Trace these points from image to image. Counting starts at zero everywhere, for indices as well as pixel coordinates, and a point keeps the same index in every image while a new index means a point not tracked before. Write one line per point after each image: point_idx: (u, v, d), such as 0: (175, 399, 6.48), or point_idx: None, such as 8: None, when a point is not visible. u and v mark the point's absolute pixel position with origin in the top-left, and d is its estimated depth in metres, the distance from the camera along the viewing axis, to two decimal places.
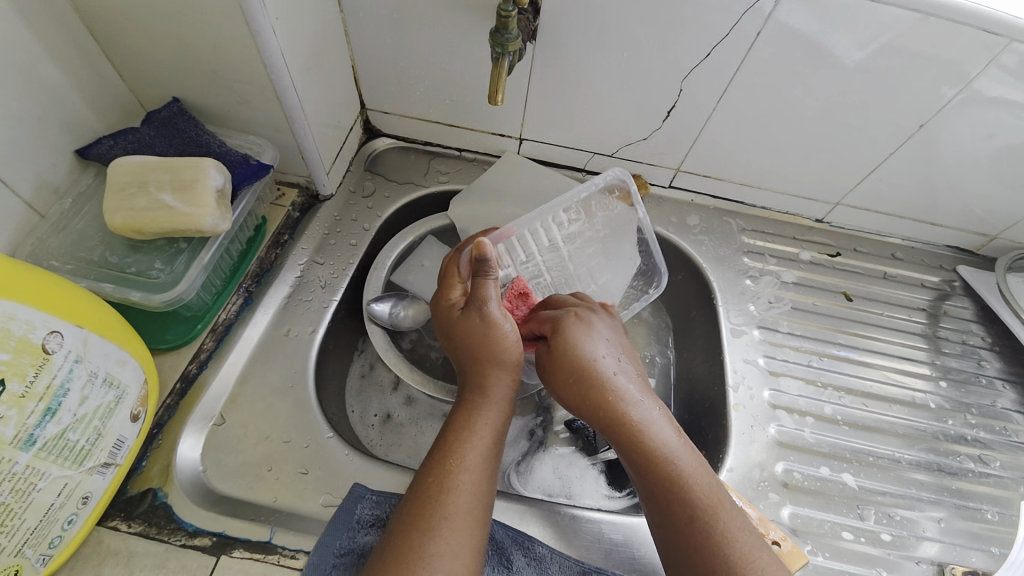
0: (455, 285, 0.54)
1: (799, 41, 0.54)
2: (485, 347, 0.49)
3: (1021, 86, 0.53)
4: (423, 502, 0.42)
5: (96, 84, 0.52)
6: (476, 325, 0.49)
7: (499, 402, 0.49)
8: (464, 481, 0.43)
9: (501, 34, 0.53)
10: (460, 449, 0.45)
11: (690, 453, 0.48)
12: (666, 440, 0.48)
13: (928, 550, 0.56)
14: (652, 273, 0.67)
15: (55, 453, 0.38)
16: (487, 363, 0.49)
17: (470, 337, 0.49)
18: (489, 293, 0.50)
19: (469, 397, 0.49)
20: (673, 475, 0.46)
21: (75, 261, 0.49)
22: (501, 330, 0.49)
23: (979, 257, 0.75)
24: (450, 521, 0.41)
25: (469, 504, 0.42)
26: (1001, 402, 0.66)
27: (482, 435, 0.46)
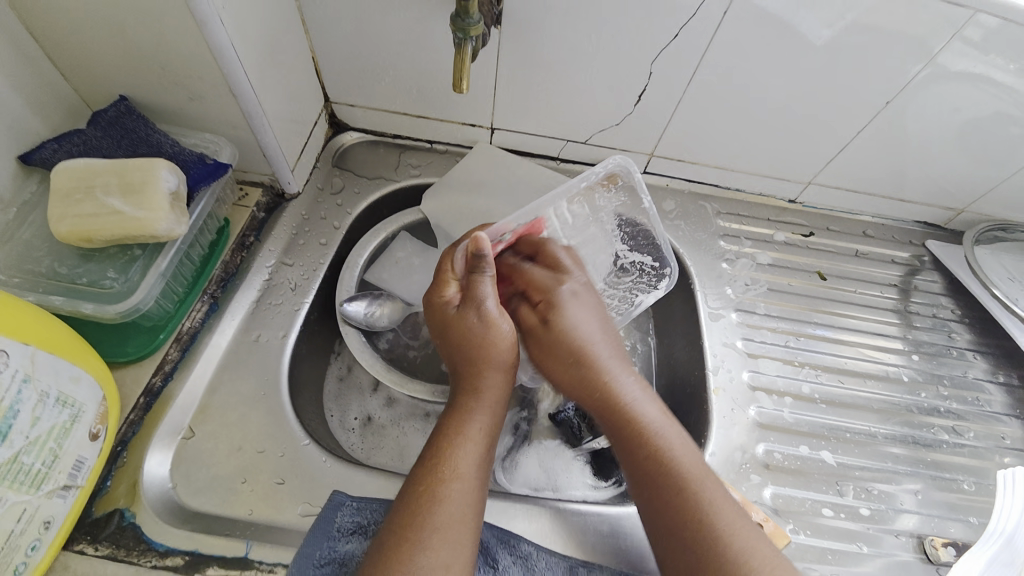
0: (449, 281, 0.52)
1: (768, 20, 0.53)
2: (478, 347, 0.49)
3: (987, 59, 0.54)
4: (411, 510, 0.41)
5: (35, 84, 0.48)
6: (470, 326, 0.49)
7: (492, 405, 0.48)
8: (457, 489, 0.42)
9: (462, 19, 0.51)
10: (453, 454, 0.44)
11: (683, 446, 0.47)
12: (657, 435, 0.47)
13: (906, 522, 0.57)
14: (659, 265, 0.63)
15: (10, 478, 0.35)
16: (482, 364, 0.49)
17: (468, 337, 0.49)
18: (486, 290, 0.50)
19: (463, 398, 0.48)
20: (669, 470, 0.46)
21: (21, 274, 0.46)
22: (497, 330, 0.49)
23: (946, 231, 0.77)
24: (440, 530, 0.40)
25: (462, 513, 0.41)
26: (972, 373, 0.68)
27: (476, 438, 0.45)
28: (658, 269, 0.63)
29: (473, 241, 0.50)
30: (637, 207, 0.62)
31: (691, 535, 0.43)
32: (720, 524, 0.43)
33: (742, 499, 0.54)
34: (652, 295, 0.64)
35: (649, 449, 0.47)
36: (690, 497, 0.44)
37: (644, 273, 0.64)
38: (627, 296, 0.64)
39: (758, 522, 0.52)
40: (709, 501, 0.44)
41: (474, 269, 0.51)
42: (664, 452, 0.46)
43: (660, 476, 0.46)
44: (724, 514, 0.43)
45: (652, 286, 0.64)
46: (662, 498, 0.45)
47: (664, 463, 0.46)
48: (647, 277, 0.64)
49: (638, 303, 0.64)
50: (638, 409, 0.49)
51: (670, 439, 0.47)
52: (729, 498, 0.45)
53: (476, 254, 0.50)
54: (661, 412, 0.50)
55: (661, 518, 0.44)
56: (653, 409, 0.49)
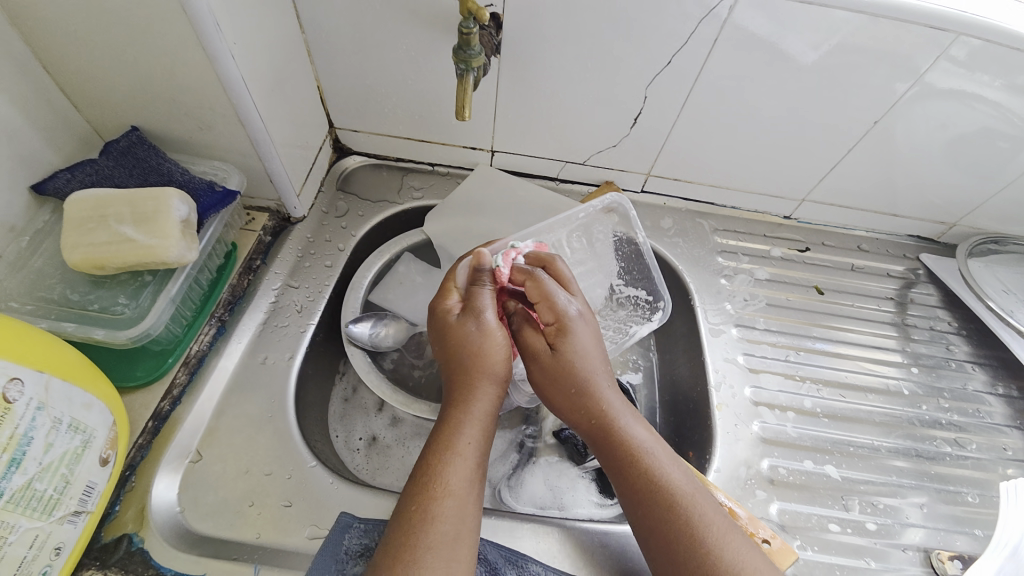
0: (452, 291, 0.53)
1: (757, 46, 0.55)
2: (471, 357, 0.48)
3: (970, 78, 0.56)
4: (406, 530, 0.41)
5: (51, 116, 0.50)
6: (467, 333, 0.49)
7: (483, 418, 0.47)
8: (450, 507, 0.42)
9: (464, 51, 0.53)
10: (444, 473, 0.43)
11: (675, 469, 0.47)
12: (651, 460, 0.47)
13: (913, 536, 0.57)
14: (653, 299, 0.65)
15: (24, 504, 0.36)
16: (473, 377, 0.48)
17: (464, 349, 0.49)
18: (487, 301, 0.51)
19: (452, 411, 0.47)
20: (664, 494, 0.45)
21: (34, 300, 0.47)
22: (493, 342, 0.49)
23: (940, 244, 0.78)
24: (434, 551, 0.40)
25: (454, 531, 0.41)
26: (972, 385, 0.69)
27: (467, 452, 0.45)
28: (650, 303, 0.65)
29: (478, 256, 0.53)
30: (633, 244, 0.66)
31: (689, 561, 0.42)
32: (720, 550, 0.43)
33: (748, 516, 0.53)
34: (646, 326, 0.64)
35: (644, 475, 0.46)
36: (688, 521, 0.44)
37: (638, 306, 0.65)
38: (622, 327, 0.64)
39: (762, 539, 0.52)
40: (706, 526, 0.44)
41: (475, 282, 0.52)
42: (660, 477, 0.46)
43: (655, 501, 0.45)
44: (722, 536, 0.43)
45: (648, 318, 0.65)
46: (659, 526, 0.44)
47: (659, 489, 0.45)
48: (641, 309, 0.65)
49: (633, 335, 0.64)
50: (631, 435, 0.48)
51: (665, 464, 0.47)
52: (725, 516, 0.45)
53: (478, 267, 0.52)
54: (652, 435, 0.49)
55: (659, 544, 0.44)
56: (644, 434, 0.49)
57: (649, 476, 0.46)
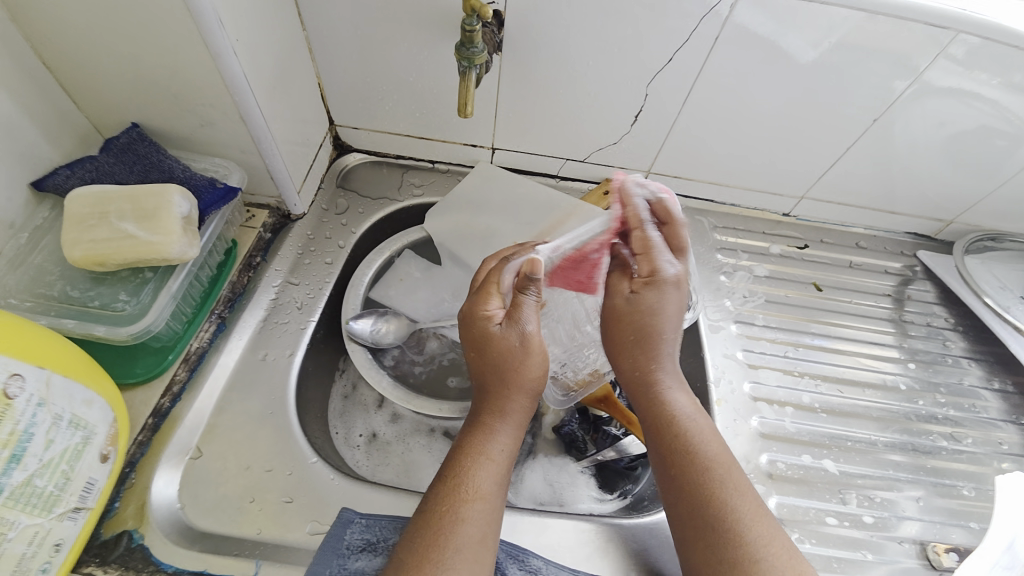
0: (493, 296, 0.52)
1: (757, 43, 0.55)
2: (511, 366, 0.48)
3: (968, 75, 0.56)
4: (431, 530, 0.41)
5: (51, 113, 0.50)
6: (509, 342, 0.48)
7: (514, 426, 0.48)
8: (477, 510, 0.42)
9: (467, 48, 0.53)
10: (472, 476, 0.44)
11: (716, 443, 0.46)
12: (692, 430, 0.47)
13: (909, 529, 0.58)
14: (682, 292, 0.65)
15: (24, 501, 0.36)
16: (508, 385, 0.48)
17: (499, 354, 0.49)
18: (530, 312, 0.50)
19: (486, 417, 0.48)
20: (704, 467, 0.44)
21: (33, 297, 0.47)
22: (532, 353, 0.49)
23: (937, 241, 0.79)
24: (461, 551, 0.40)
25: (481, 534, 0.41)
26: (968, 380, 0.69)
27: (498, 456, 0.46)
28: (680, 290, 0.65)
29: (529, 263, 0.50)
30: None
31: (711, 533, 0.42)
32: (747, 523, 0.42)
33: None
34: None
35: (677, 440, 0.46)
36: (718, 493, 0.43)
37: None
38: None
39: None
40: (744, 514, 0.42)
41: (521, 289, 0.50)
42: (700, 449, 0.46)
43: (686, 465, 0.45)
44: (752, 517, 0.42)
45: (679, 310, 0.65)
46: (691, 495, 0.44)
47: (694, 454, 0.45)
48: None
49: None
50: (673, 402, 0.48)
51: (706, 436, 0.46)
52: (759, 499, 0.43)
53: (529, 275, 0.50)
54: (695, 408, 0.49)
55: (687, 509, 0.43)
56: (687, 407, 0.49)
57: (688, 441, 0.46)
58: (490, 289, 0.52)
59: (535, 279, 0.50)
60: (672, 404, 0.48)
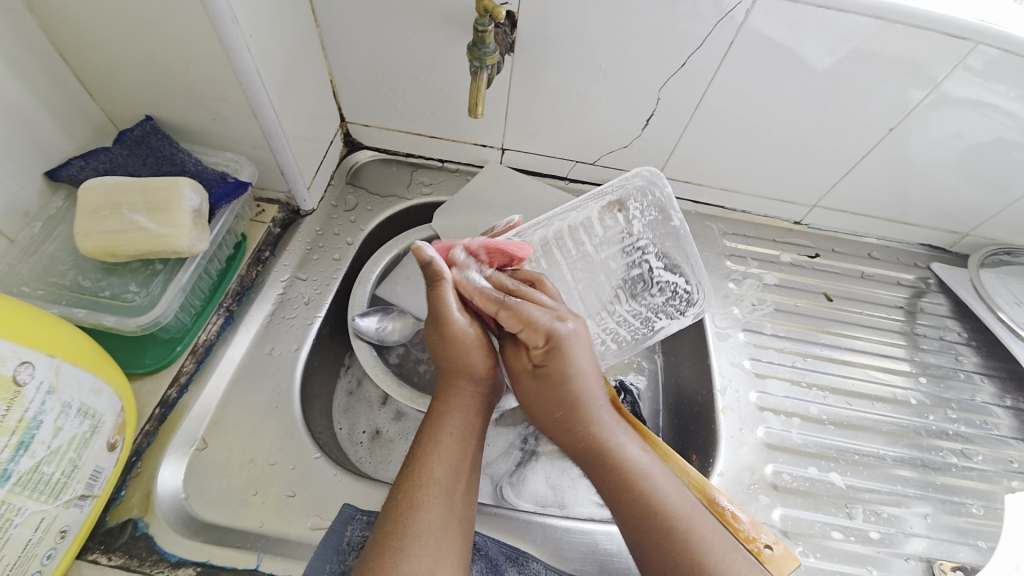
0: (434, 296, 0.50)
1: (772, 49, 0.55)
2: (452, 359, 0.49)
3: (987, 86, 0.55)
4: (393, 520, 0.41)
5: (67, 104, 0.50)
6: (440, 335, 0.49)
7: (465, 413, 0.48)
8: (433, 496, 0.42)
9: (479, 49, 0.53)
10: (428, 464, 0.44)
11: (672, 482, 0.47)
12: (648, 477, 0.46)
13: (916, 546, 0.57)
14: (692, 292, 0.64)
15: (31, 487, 0.36)
16: (458, 376, 0.49)
17: (447, 347, 0.49)
18: (466, 316, 0.49)
19: (439, 407, 0.48)
20: (659, 514, 0.45)
21: (45, 285, 0.47)
22: (472, 343, 0.49)
23: (951, 253, 0.78)
24: (419, 539, 0.40)
25: (441, 520, 0.42)
26: (980, 396, 0.68)
27: (453, 444, 0.46)
28: (686, 288, 0.64)
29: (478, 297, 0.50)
30: (667, 225, 0.63)
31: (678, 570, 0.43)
32: (714, 564, 0.43)
33: (751, 520, 0.50)
34: (675, 322, 0.65)
35: (638, 487, 0.46)
36: (684, 532, 0.44)
37: (674, 295, 0.65)
38: (651, 319, 0.65)
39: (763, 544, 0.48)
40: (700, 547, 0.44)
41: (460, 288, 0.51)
42: (654, 495, 0.45)
43: (648, 513, 0.45)
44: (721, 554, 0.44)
45: (681, 314, 0.65)
46: (648, 536, 0.45)
47: (656, 495, 0.45)
48: (677, 301, 0.65)
49: (659, 330, 0.65)
50: (626, 449, 0.48)
51: (663, 480, 0.47)
52: (722, 538, 0.45)
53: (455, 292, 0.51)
54: (648, 455, 0.48)
55: (654, 555, 0.44)
56: (639, 451, 0.48)
57: (643, 493, 0.46)
58: (483, 308, 0.50)
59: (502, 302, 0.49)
60: (624, 453, 0.47)
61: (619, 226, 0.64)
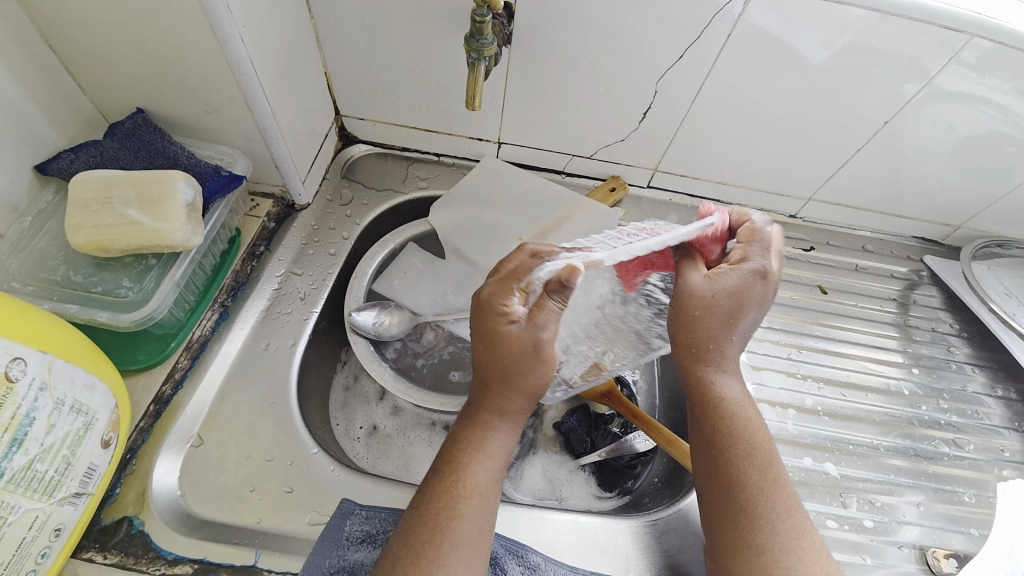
0: (514, 291, 0.47)
1: (767, 42, 0.55)
2: (520, 374, 0.45)
3: (980, 80, 0.55)
4: (429, 526, 0.41)
5: (56, 96, 0.49)
6: (523, 349, 0.45)
7: (515, 424, 0.47)
8: (474, 507, 0.42)
9: (476, 39, 0.53)
10: (470, 473, 0.44)
11: (761, 421, 0.47)
12: (735, 416, 0.47)
13: (909, 534, 0.57)
14: None
15: (24, 485, 0.36)
16: (512, 387, 0.46)
17: (515, 357, 0.45)
18: (552, 315, 0.46)
19: (487, 415, 0.46)
20: (745, 456, 0.45)
21: (36, 281, 0.46)
22: (548, 359, 0.45)
23: (944, 246, 0.78)
24: (458, 549, 0.40)
25: (478, 529, 0.42)
26: (972, 386, 0.69)
27: (495, 454, 0.45)
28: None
29: (568, 270, 0.45)
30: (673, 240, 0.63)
31: (738, 513, 0.43)
32: (782, 522, 0.42)
33: None
34: None
35: (722, 418, 0.47)
36: (762, 473, 0.44)
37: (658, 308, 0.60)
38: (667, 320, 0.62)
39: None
40: (771, 505, 0.43)
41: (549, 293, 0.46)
42: (744, 438, 0.46)
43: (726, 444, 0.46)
44: (778, 508, 0.43)
45: None
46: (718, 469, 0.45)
47: (740, 432, 0.46)
48: None
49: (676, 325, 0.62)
50: (721, 384, 0.49)
51: (756, 420, 0.47)
52: (791, 497, 0.44)
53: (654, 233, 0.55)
54: (744, 397, 0.49)
55: (720, 481, 0.45)
56: (738, 392, 0.49)
57: (735, 431, 0.46)
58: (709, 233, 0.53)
59: (567, 288, 0.46)
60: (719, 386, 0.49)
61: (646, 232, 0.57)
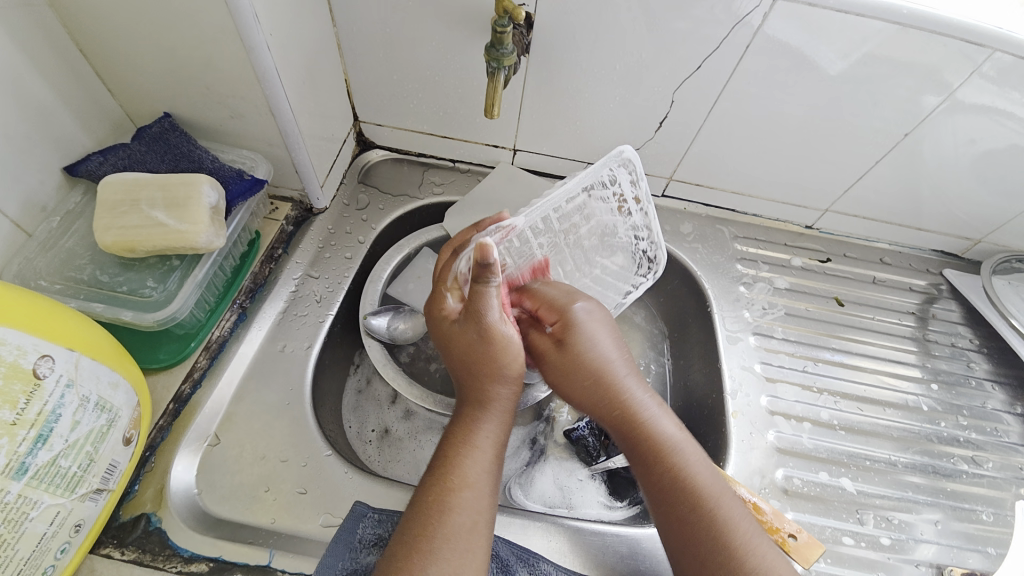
0: (448, 292, 0.52)
1: (786, 54, 0.55)
2: (481, 360, 0.47)
3: (1003, 94, 0.55)
4: (421, 519, 0.41)
5: (86, 100, 0.51)
6: (469, 338, 0.47)
7: (500, 414, 0.48)
8: (466, 498, 0.42)
9: (496, 49, 0.53)
10: (462, 466, 0.44)
11: (699, 454, 0.50)
12: (677, 452, 0.49)
13: (926, 552, 0.56)
14: (650, 260, 0.64)
15: (47, 481, 0.36)
16: (487, 376, 0.47)
17: (469, 350, 0.47)
18: (490, 300, 0.47)
19: (469, 409, 0.47)
20: (691, 492, 0.47)
21: (63, 280, 0.47)
22: (500, 341, 0.47)
23: (964, 260, 0.77)
24: (449, 540, 0.40)
25: (472, 520, 0.42)
26: (992, 403, 0.68)
27: (485, 450, 0.45)
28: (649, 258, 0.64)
29: (479, 247, 0.44)
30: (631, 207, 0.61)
31: (706, 550, 0.44)
32: (744, 552, 0.44)
33: (773, 510, 0.54)
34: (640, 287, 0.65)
35: (666, 456, 0.48)
36: (711, 507, 0.46)
37: (638, 263, 0.65)
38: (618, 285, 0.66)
39: (790, 534, 0.52)
40: (733, 538, 0.45)
41: (480, 278, 0.46)
42: (686, 475, 0.48)
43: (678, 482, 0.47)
44: (744, 541, 0.45)
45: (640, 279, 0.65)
46: (677, 509, 0.47)
47: (686, 467, 0.48)
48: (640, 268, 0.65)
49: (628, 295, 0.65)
50: (650, 419, 0.50)
51: (690, 454, 0.49)
52: (749, 525, 0.46)
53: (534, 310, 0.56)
54: (679, 429, 0.51)
55: (676, 521, 0.46)
56: (670, 423, 0.50)
57: (674, 469, 0.48)
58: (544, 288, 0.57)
59: (488, 266, 0.45)
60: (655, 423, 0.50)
61: (604, 198, 0.59)
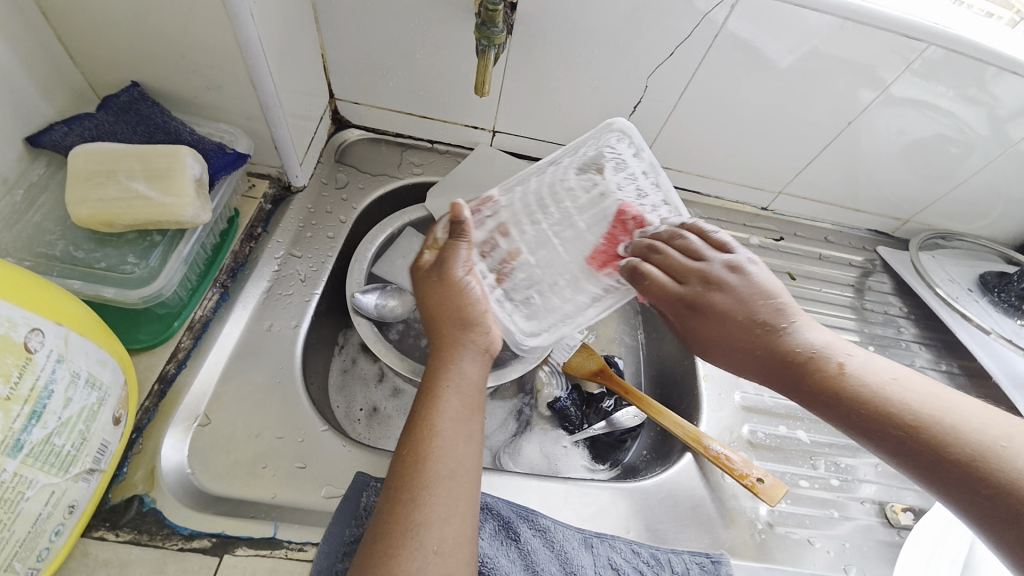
0: (425, 249, 0.55)
1: (748, 48, 0.60)
2: (442, 311, 0.49)
3: (930, 88, 0.62)
4: (400, 473, 0.41)
5: (47, 64, 0.48)
6: (433, 285, 0.51)
7: (464, 363, 0.47)
8: (437, 447, 0.41)
9: (487, 27, 0.55)
10: (428, 417, 0.43)
11: (888, 377, 0.44)
12: (861, 376, 0.44)
13: (868, 490, 0.64)
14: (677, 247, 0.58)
15: (42, 459, 0.35)
16: (448, 328, 0.49)
17: (432, 300, 0.50)
18: (461, 253, 0.52)
19: (433, 363, 0.48)
20: (897, 409, 0.42)
21: (33, 256, 0.45)
22: (457, 291, 0.50)
23: (894, 238, 0.87)
24: (430, 489, 0.40)
25: (450, 469, 0.41)
26: (919, 361, 0.77)
27: (458, 397, 0.45)
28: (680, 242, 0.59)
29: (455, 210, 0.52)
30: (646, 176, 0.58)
31: (943, 452, 0.39)
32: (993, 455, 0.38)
33: (742, 458, 0.58)
34: None
35: (842, 378, 0.44)
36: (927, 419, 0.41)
37: None
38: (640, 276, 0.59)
39: (758, 477, 0.57)
40: (968, 441, 0.39)
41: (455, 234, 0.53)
42: (882, 396, 0.43)
43: (898, 416, 0.41)
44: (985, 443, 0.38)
45: None
46: (879, 429, 0.42)
47: (916, 402, 0.42)
48: None
49: None
50: (818, 350, 0.46)
51: (879, 380, 0.44)
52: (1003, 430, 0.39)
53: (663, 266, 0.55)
54: (854, 356, 0.46)
55: (887, 440, 0.41)
56: (841, 351, 0.46)
57: (862, 393, 0.43)
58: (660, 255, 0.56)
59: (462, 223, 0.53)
60: (865, 368, 0.45)
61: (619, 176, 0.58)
